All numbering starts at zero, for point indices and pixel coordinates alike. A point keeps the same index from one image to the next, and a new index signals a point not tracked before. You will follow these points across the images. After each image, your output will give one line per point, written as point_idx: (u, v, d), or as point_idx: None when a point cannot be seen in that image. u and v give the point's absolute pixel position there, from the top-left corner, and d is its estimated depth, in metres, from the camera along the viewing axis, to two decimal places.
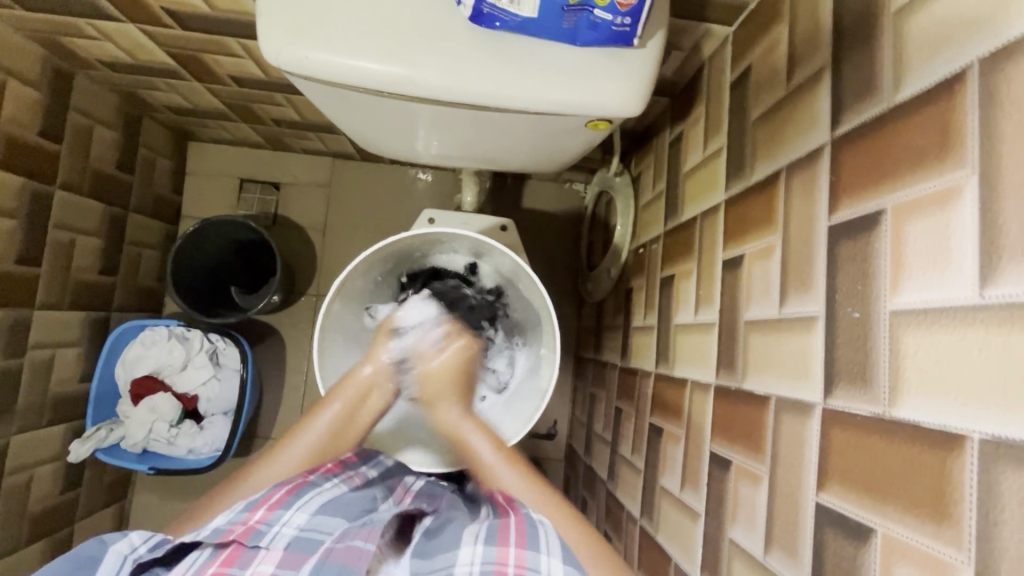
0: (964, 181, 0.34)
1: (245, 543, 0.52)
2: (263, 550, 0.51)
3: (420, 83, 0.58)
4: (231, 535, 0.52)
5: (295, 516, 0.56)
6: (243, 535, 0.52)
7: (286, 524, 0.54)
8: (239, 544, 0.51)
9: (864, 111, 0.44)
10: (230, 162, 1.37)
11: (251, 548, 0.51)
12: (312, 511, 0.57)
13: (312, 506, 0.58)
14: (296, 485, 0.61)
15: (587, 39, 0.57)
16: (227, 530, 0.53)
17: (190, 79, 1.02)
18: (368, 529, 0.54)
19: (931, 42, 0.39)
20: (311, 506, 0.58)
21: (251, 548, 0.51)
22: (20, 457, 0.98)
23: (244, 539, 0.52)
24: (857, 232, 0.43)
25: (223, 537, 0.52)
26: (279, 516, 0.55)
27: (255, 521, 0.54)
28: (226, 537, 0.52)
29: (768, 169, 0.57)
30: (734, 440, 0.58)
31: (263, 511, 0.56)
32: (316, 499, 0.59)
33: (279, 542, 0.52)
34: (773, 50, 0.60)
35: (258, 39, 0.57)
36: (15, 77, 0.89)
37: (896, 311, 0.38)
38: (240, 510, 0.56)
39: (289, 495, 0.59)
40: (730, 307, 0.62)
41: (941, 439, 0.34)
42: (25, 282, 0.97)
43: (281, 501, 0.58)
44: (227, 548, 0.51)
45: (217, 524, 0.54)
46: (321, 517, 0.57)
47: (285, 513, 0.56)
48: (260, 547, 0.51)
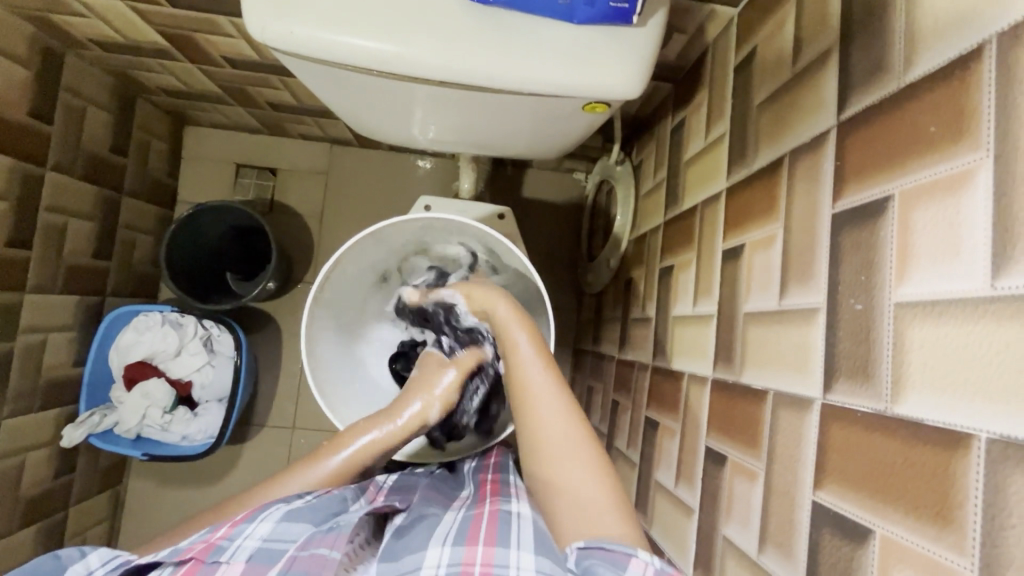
0: (978, 164, 0.32)
1: (204, 559, 0.50)
2: (222, 566, 0.50)
3: (411, 62, 0.56)
4: (188, 554, 0.51)
5: (259, 527, 0.54)
6: (203, 552, 0.51)
7: (248, 537, 0.53)
8: (199, 561, 0.50)
9: (872, 93, 0.42)
10: (226, 146, 1.35)
11: (209, 564, 0.50)
12: (277, 519, 0.55)
13: (276, 515, 0.56)
14: (256, 505, 0.58)
15: (585, 16, 0.55)
16: (187, 549, 0.52)
17: (182, 60, 1.00)
18: (333, 534, 0.53)
19: (944, 18, 0.36)
20: (276, 514, 0.56)
21: (210, 563, 0.50)
22: (12, 441, 0.97)
23: (203, 555, 0.51)
24: (863, 220, 0.41)
25: (183, 555, 0.51)
26: (241, 530, 0.54)
27: (217, 537, 0.53)
28: (185, 554, 0.51)
29: (772, 155, 0.55)
30: (731, 435, 0.56)
31: (226, 528, 0.54)
32: (281, 507, 0.58)
33: (242, 555, 0.51)
34: (779, 31, 0.57)
35: (243, 14, 0.55)
36: (4, 56, 0.87)
37: (901, 302, 0.37)
38: (205, 531, 0.55)
39: (251, 512, 0.57)
40: (729, 299, 0.60)
41: (946, 437, 0.32)
42: (15, 265, 0.95)
43: (244, 515, 0.56)
44: (185, 565, 0.50)
45: (178, 545, 0.53)
46: (284, 525, 0.55)
47: (248, 526, 0.54)
48: (219, 564, 0.50)
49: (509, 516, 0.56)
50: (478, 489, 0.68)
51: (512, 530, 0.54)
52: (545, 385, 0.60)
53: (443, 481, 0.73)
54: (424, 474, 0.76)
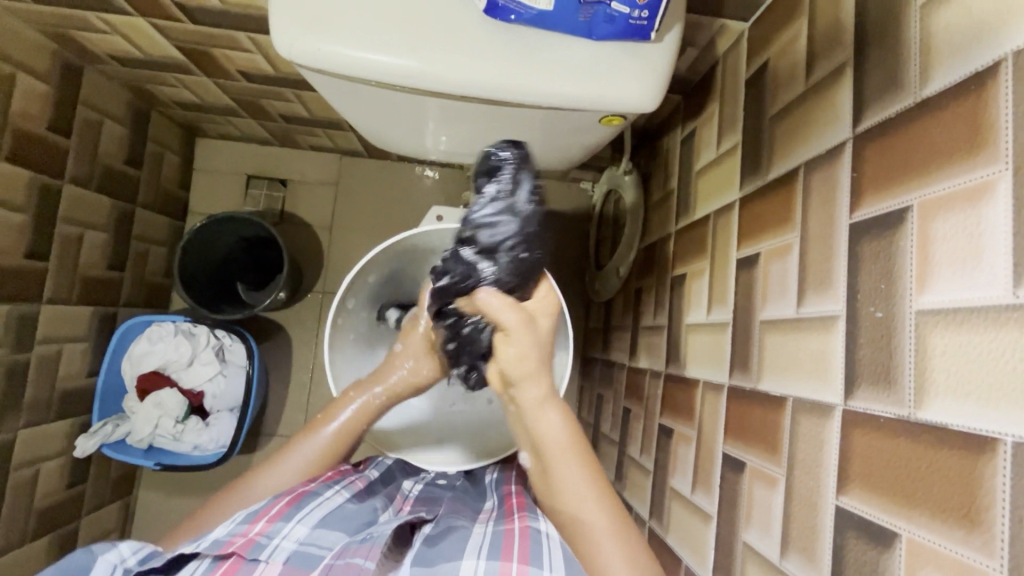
0: (996, 177, 0.33)
1: (245, 556, 0.51)
2: (262, 564, 0.51)
3: (433, 78, 0.57)
4: (231, 547, 0.52)
5: (295, 530, 0.55)
6: (242, 548, 0.52)
7: (286, 538, 0.54)
8: (239, 557, 0.51)
9: (886, 108, 0.43)
10: (237, 158, 1.37)
11: (250, 561, 0.51)
12: (312, 525, 0.57)
13: (313, 519, 0.57)
14: (297, 495, 0.60)
15: (604, 33, 0.57)
16: (226, 541, 0.53)
17: (199, 74, 1.02)
18: (368, 545, 0.53)
19: (959, 35, 0.38)
20: (312, 518, 0.57)
21: (250, 562, 0.51)
22: (27, 451, 0.98)
23: (244, 551, 0.51)
24: (881, 230, 0.42)
25: (223, 549, 0.52)
26: (279, 529, 0.55)
27: (254, 534, 0.54)
28: (225, 549, 0.51)
29: (786, 166, 0.56)
30: (749, 441, 0.57)
31: (263, 523, 0.55)
32: (317, 511, 0.59)
33: (279, 555, 0.52)
34: (791, 46, 0.59)
35: (271, 34, 0.56)
36: (25, 71, 0.89)
37: (923, 310, 0.38)
38: (240, 522, 0.55)
39: (290, 507, 0.58)
40: (746, 306, 0.61)
41: (971, 441, 0.33)
42: (33, 276, 0.97)
43: (281, 513, 0.57)
44: (226, 560, 0.51)
45: (216, 534, 0.53)
46: (321, 531, 0.56)
47: (285, 526, 0.55)
48: (259, 561, 0.51)
49: (542, 536, 0.55)
50: (502, 503, 0.67)
51: (547, 553, 0.53)
52: (576, 483, 0.57)
53: (466, 493, 0.73)
54: (446, 486, 0.75)
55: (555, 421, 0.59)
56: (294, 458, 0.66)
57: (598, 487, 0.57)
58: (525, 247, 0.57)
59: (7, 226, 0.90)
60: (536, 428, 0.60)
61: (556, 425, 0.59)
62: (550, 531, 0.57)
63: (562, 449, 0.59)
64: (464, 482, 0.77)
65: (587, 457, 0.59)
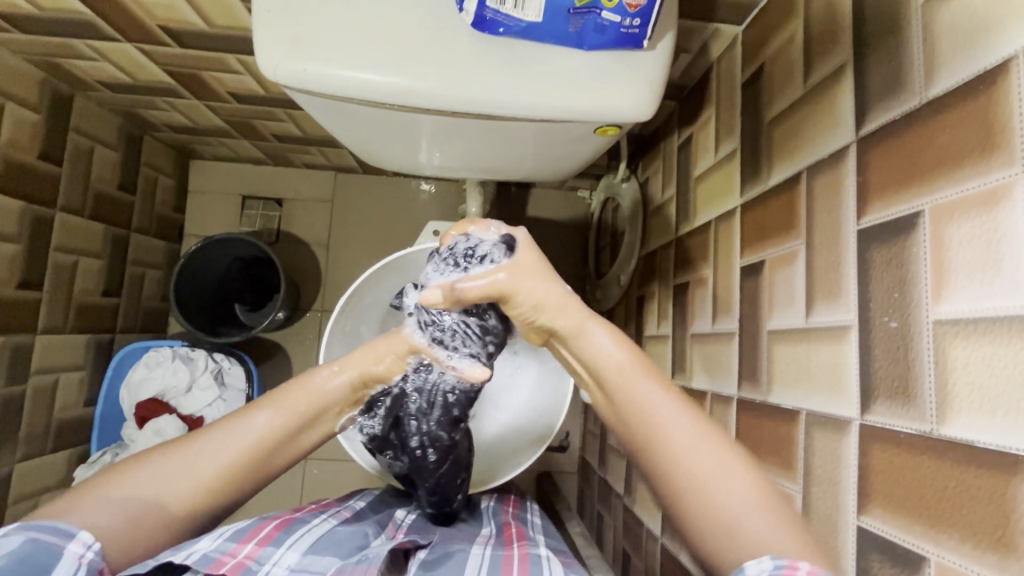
0: (1013, 179, 0.32)
1: None
2: None
3: (422, 94, 0.56)
4: (221, 567, 0.48)
5: (286, 556, 0.53)
6: (232, 570, 0.49)
7: (276, 564, 0.52)
8: None
9: (892, 109, 0.42)
10: (231, 179, 1.36)
11: None
12: (303, 551, 0.55)
13: (304, 545, 0.55)
14: (285, 520, 0.58)
15: (595, 42, 0.55)
16: (217, 558, 0.49)
17: (188, 97, 1.01)
18: (363, 566, 0.51)
19: (964, 34, 0.36)
20: (303, 544, 0.55)
21: None
22: (24, 485, 0.96)
23: None
24: (892, 236, 0.40)
25: (212, 568, 0.48)
26: (269, 554, 0.53)
27: (244, 556, 0.51)
28: (216, 567, 0.48)
29: (787, 171, 0.55)
30: (761, 456, 0.55)
31: (252, 546, 0.53)
32: (307, 536, 0.57)
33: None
34: (788, 48, 0.57)
35: (255, 56, 0.55)
36: (12, 99, 0.88)
37: (941, 320, 0.36)
38: (228, 539, 0.52)
39: (279, 531, 0.56)
40: (752, 315, 0.59)
41: (1001, 461, 0.31)
42: (27, 307, 0.95)
43: (271, 537, 0.55)
44: None
45: (205, 548, 0.50)
46: (312, 557, 0.54)
47: (276, 551, 0.53)
48: None
49: (542, 558, 0.55)
50: (501, 531, 0.66)
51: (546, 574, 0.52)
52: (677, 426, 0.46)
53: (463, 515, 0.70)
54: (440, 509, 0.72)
55: (604, 341, 0.50)
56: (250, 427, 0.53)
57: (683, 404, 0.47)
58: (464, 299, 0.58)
59: None
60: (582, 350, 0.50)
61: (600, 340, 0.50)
62: (550, 555, 0.57)
63: (619, 369, 0.49)
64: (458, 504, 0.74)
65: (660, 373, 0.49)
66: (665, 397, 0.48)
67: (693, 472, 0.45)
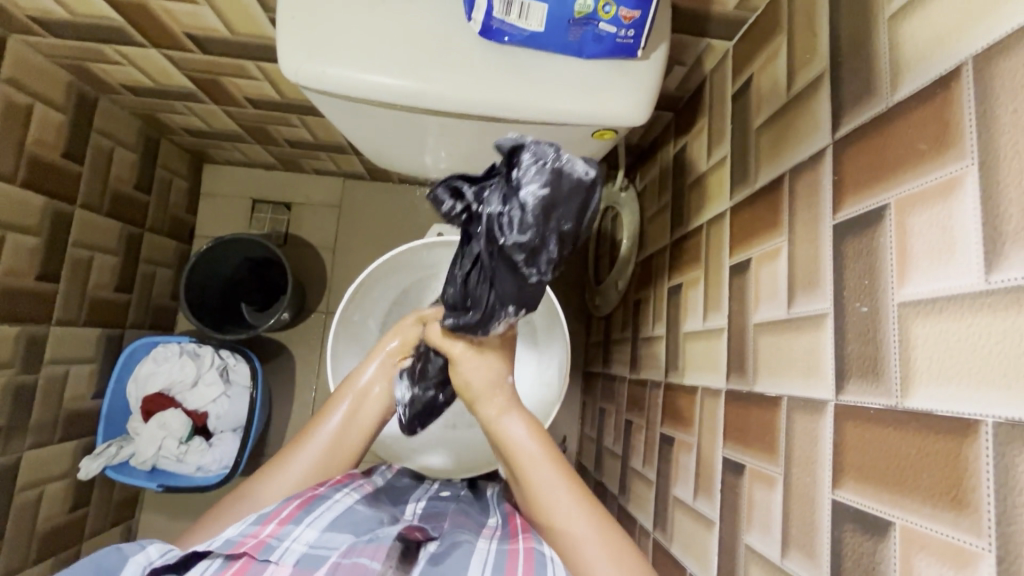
0: (963, 172, 0.35)
1: (256, 557, 0.51)
2: (271, 565, 0.51)
3: (431, 97, 0.60)
4: (242, 548, 0.52)
5: (305, 533, 0.55)
6: (254, 548, 0.52)
7: (295, 541, 0.54)
8: (250, 558, 0.51)
9: (864, 112, 0.45)
10: (243, 182, 1.40)
11: (261, 561, 0.51)
12: (322, 528, 0.57)
13: (322, 522, 0.58)
14: (307, 498, 0.60)
15: (593, 51, 0.59)
16: (238, 542, 0.53)
17: (207, 102, 1.06)
18: (373, 545, 0.54)
19: (925, 44, 0.40)
20: (322, 521, 0.58)
21: (260, 562, 0.51)
22: (32, 473, 0.98)
23: (255, 552, 0.51)
24: (862, 228, 0.44)
25: (235, 549, 0.52)
26: (289, 532, 0.55)
27: (265, 534, 0.54)
28: (237, 548, 0.52)
29: (771, 174, 0.58)
30: (747, 443, 0.57)
31: (274, 525, 0.55)
32: (327, 514, 0.59)
33: (289, 558, 0.52)
34: (773, 60, 0.62)
35: (278, 58, 0.59)
36: (41, 101, 0.93)
37: (904, 302, 0.39)
38: (251, 523, 0.56)
39: (300, 510, 0.58)
40: (739, 310, 0.62)
41: (954, 426, 0.34)
42: (44, 298, 0.99)
43: (292, 516, 0.57)
44: (237, 560, 0.51)
45: (228, 535, 0.54)
46: (329, 534, 0.56)
47: (295, 529, 0.55)
48: (270, 562, 0.51)
49: (547, 557, 0.55)
50: (509, 521, 0.66)
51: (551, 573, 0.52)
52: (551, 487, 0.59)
53: (471, 506, 0.73)
54: (450, 497, 0.75)
55: (516, 425, 0.63)
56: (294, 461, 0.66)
57: (582, 499, 0.59)
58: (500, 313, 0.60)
59: (19, 250, 0.93)
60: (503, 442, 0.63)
61: (516, 431, 0.63)
62: (553, 554, 0.56)
63: (537, 472, 0.61)
64: (468, 493, 0.78)
65: (565, 470, 0.61)
66: (568, 490, 0.59)
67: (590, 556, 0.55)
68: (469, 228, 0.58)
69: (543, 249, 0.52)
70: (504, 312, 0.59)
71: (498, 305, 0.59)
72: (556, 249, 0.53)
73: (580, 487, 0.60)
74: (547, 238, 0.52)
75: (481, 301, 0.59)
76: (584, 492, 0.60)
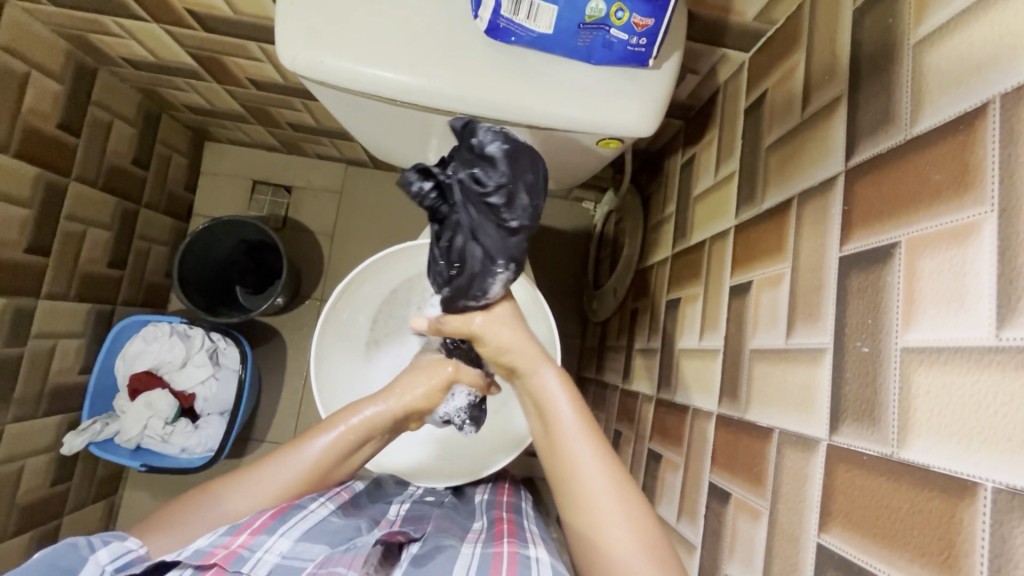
0: (982, 218, 0.33)
1: (226, 567, 0.51)
2: None
3: (432, 94, 0.58)
4: (212, 559, 0.51)
5: (278, 543, 0.55)
6: (225, 559, 0.51)
7: (268, 550, 0.53)
8: (221, 568, 0.50)
9: (879, 143, 0.43)
10: (244, 163, 1.38)
11: (231, 573, 0.50)
12: (296, 538, 0.56)
13: (297, 532, 0.57)
14: (281, 508, 0.59)
15: (603, 58, 0.57)
16: (208, 551, 0.52)
17: (208, 80, 1.04)
18: (350, 554, 0.53)
19: (949, 76, 0.38)
20: (296, 531, 0.57)
21: (232, 572, 0.50)
22: (13, 446, 0.97)
23: (226, 563, 0.51)
24: (870, 264, 0.42)
25: (205, 559, 0.51)
26: (262, 542, 0.54)
27: (237, 545, 0.53)
28: (207, 559, 0.51)
29: (779, 197, 0.56)
30: (734, 472, 0.56)
31: (246, 535, 0.54)
32: (301, 525, 0.58)
33: (261, 569, 0.52)
34: (789, 77, 0.59)
35: (275, 44, 0.57)
36: (38, 70, 0.91)
37: (908, 348, 0.37)
38: (222, 533, 0.54)
39: (274, 519, 0.57)
40: (736, 333, 0.60)
41: (951, 485, 0.33)
42: (34, 271, 0.98)
43: (265, 526, 0.56)
44: (208, 571, 0.51)
45: (198, 544, 0.53)
46: (305, 544, 0.56)
47: (269, 539, 0.55)
48: (240, 574, 0.50)
49: (531, 560, 0.54)
50: (491, 526, 0.65)
51: None
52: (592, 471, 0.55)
53: (455, 511, 0.72)
54: (434, 503, 0.74)
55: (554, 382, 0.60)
56: (287, 466, 0.63)
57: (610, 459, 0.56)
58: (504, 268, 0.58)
59: (8, 221, 0.91)
60: (535, 389, 0.61)
61: (554, 394, 0.60)
62: (540, 556, 0.56)
63: (566, 426, 0.58)
64: (454, 500, 0.76)
65: (594, 432, 0.58)
66: (593, 451, 0.56)
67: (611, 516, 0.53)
68: (439, 214, 0.59)
69: (515, 198, 0.55)
70: (493, 271, 0.58)
71: (488, 261, 0.58)
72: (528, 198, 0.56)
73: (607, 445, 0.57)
74: (518, 184, 0.55)
75: (472, 261, 0.58)
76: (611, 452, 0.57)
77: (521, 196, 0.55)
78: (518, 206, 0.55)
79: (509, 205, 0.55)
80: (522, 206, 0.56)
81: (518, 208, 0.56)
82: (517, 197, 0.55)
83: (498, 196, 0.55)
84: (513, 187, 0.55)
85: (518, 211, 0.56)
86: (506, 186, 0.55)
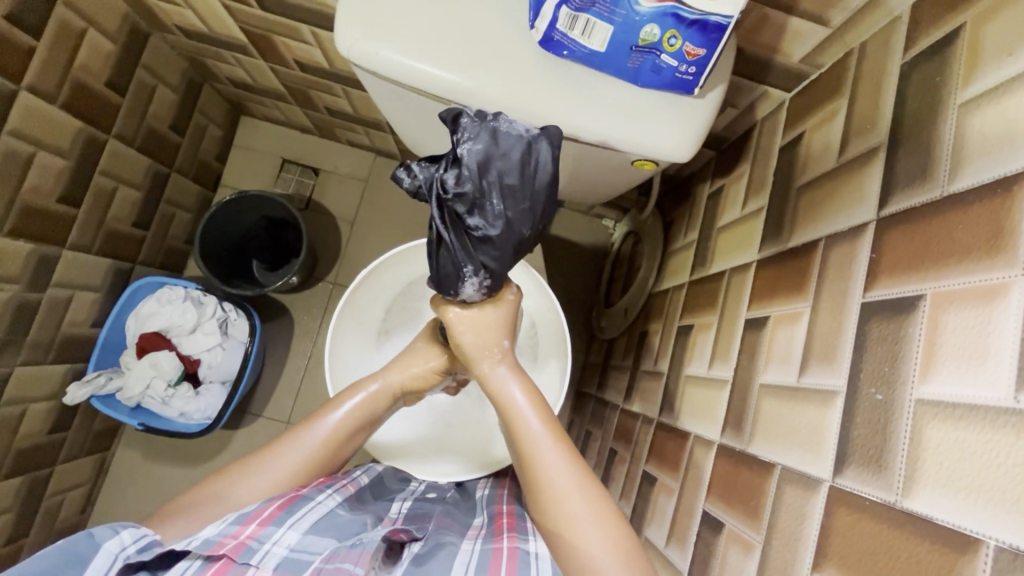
0: (1011, 281, 0.34)
1: (235, 559, 0.51)
2: (251, 569, 0.50)
3: (479, 97, 0.59)
4: (221, 549, 0.51)
5: (286, 535, 0.55)
6: (233, 550, 0.51)
7: (276, 543, 0.54)
8: (230, 560, 0.50)
9: (914, 196, 0.44)
10: (276, 141, 1.40)
11: (240, 564, 0.51)
12: (304, 530, 0.57)
13: (304, 524, 0.57)
14: (289, 499, 0.60)
15: (649, 81, 0.59)
16: (218, 542, 0.52)
17: (256, 57, 1.06)
18: (357, 551, 0.54)
19: (991, 139, 0.39)
20: (304, 524, 0.57)
21: (240, 565, 0.51)
22: (18, 389, 0.99)
23: (235, 554, 0.51)
24: (891, 314, 0.42)
25: (214, 549, 0.51)
26: (270, 534, 0.54)
27: (246, 536, 0.53)
28: (216, 549, 0.51)
29: (806, 237, 0.57)
30: (730, 502, 0.56)
31: (255, 526, 0.54)
32: (309, 516, 0.59)
33: (269, 562, 0.52)
34: (829, 121, 0.60)
35: (334, 31, 0.59)
36: (95, 28, 0.93)
37: (922, 399, 0.38)
38: (230, 523, 0.54)
39: (281, 511, 0.57)
40: (747, 366, 0.61)
41: (954, 539, 0.33)
42: (62, 221, 1.00)
43: (273, 517, 0.56)
44: (216, 562, 0.50)
45: (208, 534, 0.53)
46: (312, 538, 0.56)
47: (277, 531, 0.55)
48: (249, 565, 0.51)
49: (531, 557, 0.54)
50: (492, 521, 0.64)
51: None
52: (562, 475, 0.56)
53: (456, 508, 0.72)
54: (435, 499, 0.75)
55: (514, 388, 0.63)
56: (292, 447, 0.65)
57: (570, 454, 0.59)
58: (478, 271, 0.57)
59: (45, 169, 0.93)
60: (500, 394, 0.63)
61: (518, 398, 0.62)
62: (539, 550, 0.56)
63: (527, 420, 0.60)
64: (455, 495, 0.77)
65: (559, 436, 0.60)
66: (561, 455, 0.58)
67: (567, 513, 0.55)
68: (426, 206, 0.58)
69: (486, 202, 0.52)
70: (465, 274, 0.58)
71: (461, 263, 0.57)
72: (501, 203, 0.52)
73: (568, 444, 0.60)
74: (490, 191, 0.52)
75: (448, 262, 0.58)
76: (570, 448, 0.60)
77: (491, 203, 0.52)
78: (490, 213, 0.52)
79: (481, 211, 0.53)
80: (493, 213, 0.53)
81: (489, 216, 0.53)
82: (489, 203, 0.52)
83: (468, 201, 0.52)
84: (484, 194, 0.51)
85: (491, 218, 0.53)
86: (476, 191, 0.51)
